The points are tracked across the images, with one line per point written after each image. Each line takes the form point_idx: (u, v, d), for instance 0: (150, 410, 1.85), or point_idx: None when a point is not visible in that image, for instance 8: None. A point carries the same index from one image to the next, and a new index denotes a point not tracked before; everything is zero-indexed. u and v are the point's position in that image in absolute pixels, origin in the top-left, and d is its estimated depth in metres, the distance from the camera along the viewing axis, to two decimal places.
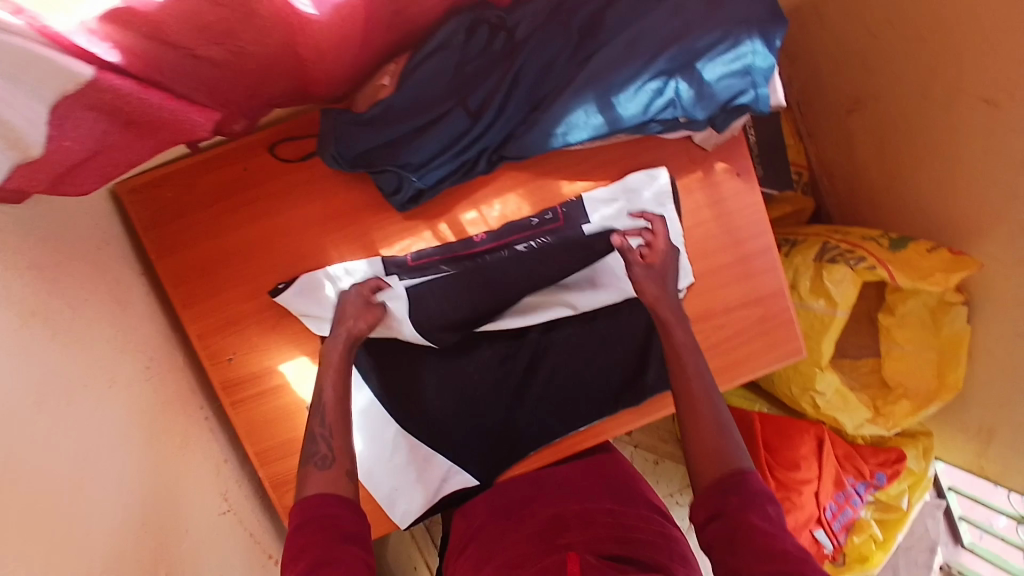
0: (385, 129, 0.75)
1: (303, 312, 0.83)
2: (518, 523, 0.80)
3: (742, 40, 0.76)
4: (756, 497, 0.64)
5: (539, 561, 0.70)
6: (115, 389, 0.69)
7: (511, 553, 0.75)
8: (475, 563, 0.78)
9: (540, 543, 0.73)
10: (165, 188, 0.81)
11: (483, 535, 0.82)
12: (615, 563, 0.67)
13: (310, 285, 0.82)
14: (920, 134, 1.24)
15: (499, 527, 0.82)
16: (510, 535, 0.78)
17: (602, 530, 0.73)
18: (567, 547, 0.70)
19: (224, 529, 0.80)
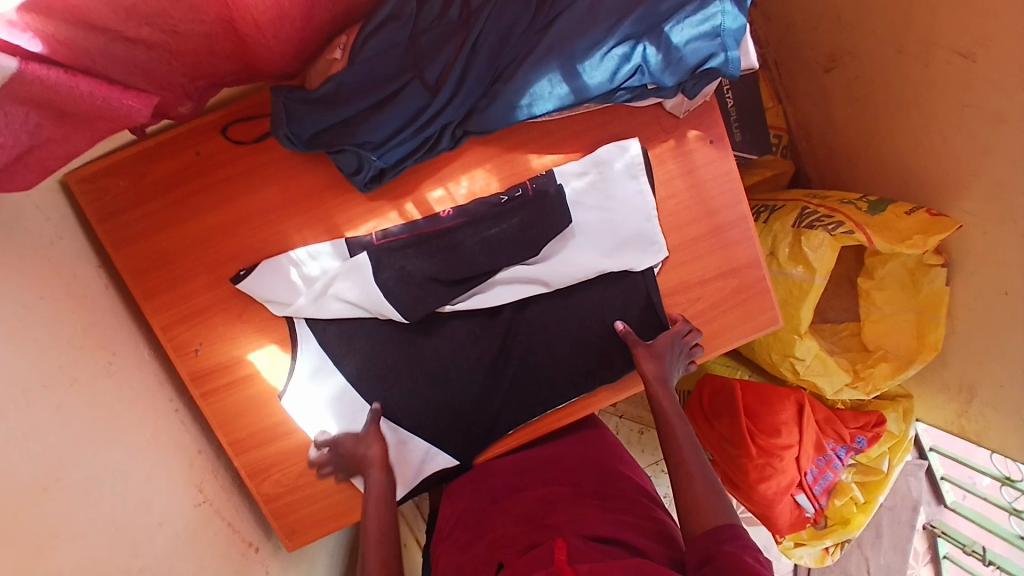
0: (340, 106, 0.72)
1: (267, 298, 0.81)
2: (504, 512, 0.79)
3: (709, 0, 0.73)
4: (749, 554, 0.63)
5: (520, 549, 0.69)
6: (76, 391, 0.67)
7: (495, 534, 0.75)
8: (459, 546, 0.79)
9: (524, 530, 0.73)
10: (117, 175, 0.78)
11: (469, 517, 0.83)
12: (602, 543, 0.66)
13: (273, 270, 0.80)
14: (894, 91, 1.24)
15: (483, 510, 0.83)
16: (495, 526, 0.78)
17: (589, 511, 0.74)
18: (555, 527, 0.70)
19: (203, 521, 0.79)
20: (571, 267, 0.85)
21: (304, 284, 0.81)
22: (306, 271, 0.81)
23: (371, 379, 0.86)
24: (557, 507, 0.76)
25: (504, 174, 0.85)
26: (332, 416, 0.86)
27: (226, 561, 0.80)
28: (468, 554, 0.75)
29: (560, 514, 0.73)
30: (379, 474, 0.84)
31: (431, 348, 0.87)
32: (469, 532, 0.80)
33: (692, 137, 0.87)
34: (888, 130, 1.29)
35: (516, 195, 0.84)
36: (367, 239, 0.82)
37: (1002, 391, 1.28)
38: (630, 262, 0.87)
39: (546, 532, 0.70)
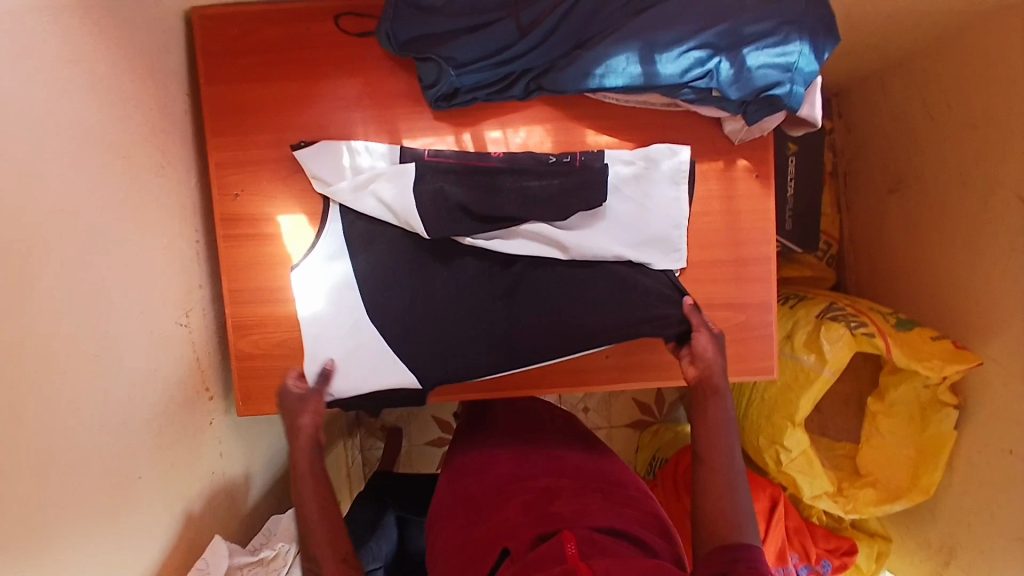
0: (439, 20, 0.79)
1: (315, 173, 0.87)
2: (508, 496, 0.83)
3: (790, 39, 0.79)
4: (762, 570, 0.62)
5: (528, 536, 0.72)
6: (122, 169, 0.74)
7: (500, 518, 0.78)
8: (463, 527, 0.83)
9: (530, 514, 0.77)
10: (232, 24, 0.87)
11: (473, 499, 0.88)
12: (609, 537, 0.71)
13: (329, 150, 0.86)
14: (952, 221, 1.26)
15: (488, 493, 0.86)
16: (499, 510, 0.81)
17: (593, 502, 0.78)
18: (561, 516, 0.74)
19: (175, 342, 0.83)
20: (593, 241, 0.88)
21: (350, 171, 0.86)
22: (356, 161, 0.87)
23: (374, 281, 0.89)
24: (560, 493, 0.81)
25: (559, 139, 0.90)
26: (327, 298, 0.88)
27: (179, 387, 0.84)
28: (473, 534, 0.79)
29: (565, 503, 0.77)
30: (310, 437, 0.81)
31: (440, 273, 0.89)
32: (473, 512, 0.84)
33: (741, 166, 0.91)
34: (934, 258, 1.31)
35: (565, 160, 0.87)
36: (418, 151, 0.87)
37: (982, 557, 1.21)
38: (647, 259, 0.89)
39: (554, 520, 0.73)
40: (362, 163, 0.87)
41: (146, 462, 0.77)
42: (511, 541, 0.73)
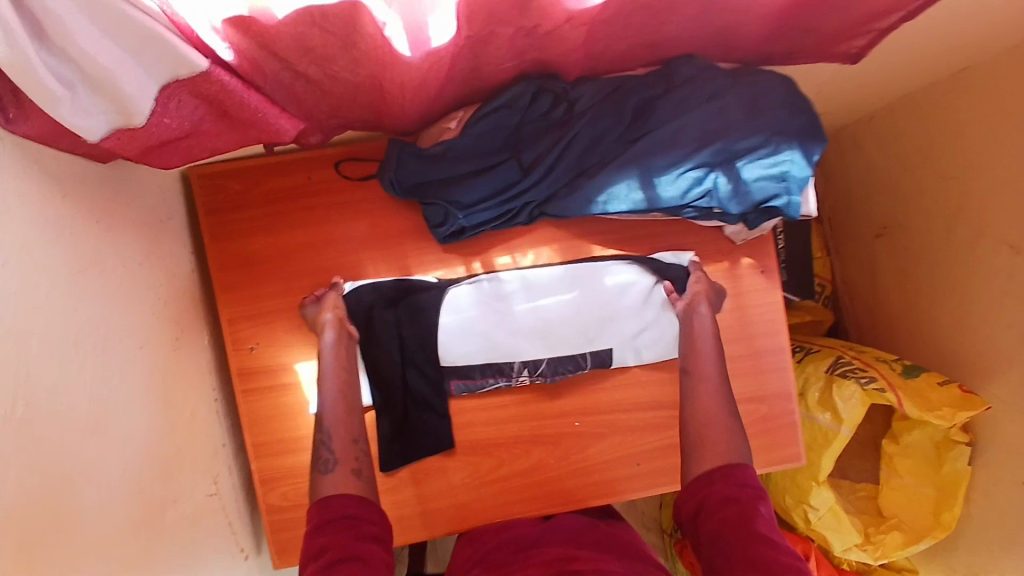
0: (446, 167, 0.81)
1: None
2: (524, 558, 0.79)
3: (780, 148, 0.81)
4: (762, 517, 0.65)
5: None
6: (145, 351, 0.73)
7: None
8: None
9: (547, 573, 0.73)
10: (233, 180, 0.87)
11: (490, 560, 0.83)
12: None
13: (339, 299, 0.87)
14: (943, 268, 1.28)
15: (504, 556, 0.82)
16: (514, 571, 0.77)
17: (615, 565, 0.74)
18: None
19: (209, 511, 0.81)
20: (608, 330, 0.90)
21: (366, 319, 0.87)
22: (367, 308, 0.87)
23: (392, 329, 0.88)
24: (580, 556, 0.77)
25: (567, 257, 0.91)
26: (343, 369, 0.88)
27: (217, 557, 0.81)
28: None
29: (584, 562, 0.74)
30: (335, 379, 0.77)
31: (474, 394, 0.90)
32: (489, 572, 0.80)
33: (744, 263, 0.93)
34: (928, 301, 1.34)
35: (579, 270, 0.90)
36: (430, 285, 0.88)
37: None
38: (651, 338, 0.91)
39: None
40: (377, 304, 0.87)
41: None
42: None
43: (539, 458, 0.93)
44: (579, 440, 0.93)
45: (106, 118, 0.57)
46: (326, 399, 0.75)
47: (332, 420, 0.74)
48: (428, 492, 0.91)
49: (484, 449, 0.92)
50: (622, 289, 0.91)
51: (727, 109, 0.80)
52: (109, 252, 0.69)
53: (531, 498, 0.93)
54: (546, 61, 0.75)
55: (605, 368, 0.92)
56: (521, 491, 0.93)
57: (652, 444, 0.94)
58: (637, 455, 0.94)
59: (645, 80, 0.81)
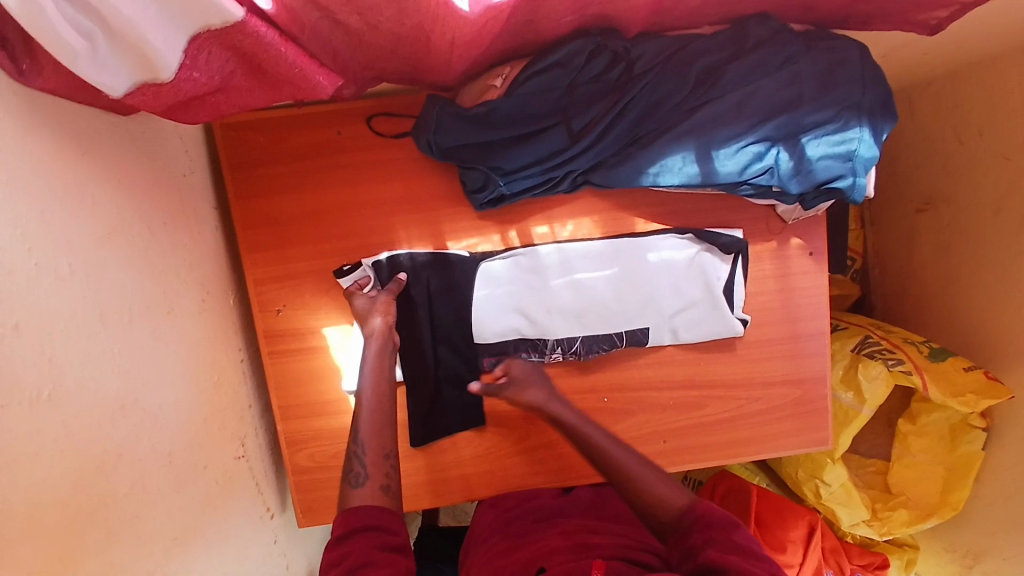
0: (487, 129, 0.75)
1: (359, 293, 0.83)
2: (547, 530, 0.87)
3: (850, 125, 0.76)
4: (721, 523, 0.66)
5: (565, 559, 0.77)
6: (172, 319, 0.70)
7: (539, 548, 0.82)
8: (503, 552, 0.86)
9: (569, 543, 0.81)
10: (258, 131, 0.81)
11: (514, 530, 0.90)
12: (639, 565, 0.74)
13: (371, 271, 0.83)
14: (986, 251, 1.23)
15: (527, 526, 0.90)
16: (540, 540, 0.84)
17: (633, 539, 0.81)
18: (598, 547, 0.78)
19: (238, 474, 0.80)
20: (647, 312, 0.87)
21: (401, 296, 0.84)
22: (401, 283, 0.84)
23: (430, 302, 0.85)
24: (599, 529, 0.84)
25: (609, 229, 0.87)
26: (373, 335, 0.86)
27: (246, 518, 0.81)
28: (511, 558, 0.83)
29: (602, 535, 0.81)
30: (374, 386, 0.76)
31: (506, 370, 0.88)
32: (513, 539, 0.88)
33: (794, 244, 0.89)
34: (965, 283, 1.29)
35: (622, 245, 0.86)
36: (465, 255, 0.84)
37: (1005, 564, 1.25)
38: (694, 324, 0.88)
39: (591, 550, 0.78)
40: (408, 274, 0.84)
41: None
42: (548, 564, 0.78)
43: None
44: (609, 417, 0.91)
45: (129, 73, 0.52)
46: (362, 409, 0.74)
47: (366, 432, 0.73)
48: (455, 460, 0.91)
49: (511, 421, 0.91)
50: (665, 271, 0.87)
51: (799, 77, 0.75)
52: (132, 214, 0.65)
53: (556, 469, 0.92)
54: (607, 16, 0.68)
55: (639, 347, 0.89)
56: (544, 463, 0.92)
57: (681, 423, 0.92)
58: (664, 432, 0.92)
59: (713, 42, 0.75)
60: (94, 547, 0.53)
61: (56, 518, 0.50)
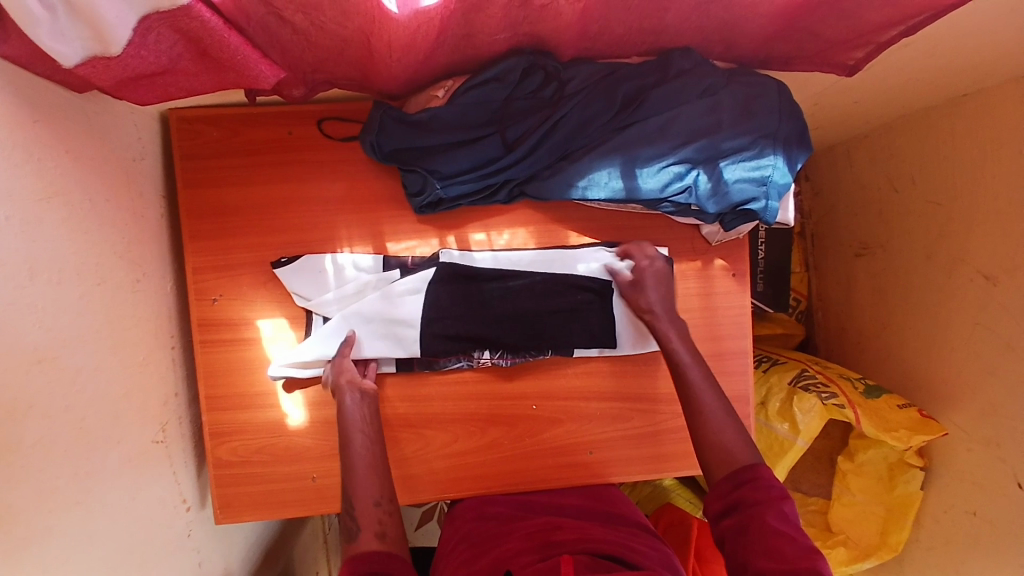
0: (427, 134, 0.80)
1: (296, 289, 0.86)
2: (510, 531, 0.82)
3: (764, 152, 0.82)
4: (771, 496, 0.67)
5: (530, 556, 0.74)
6: (101, 289, 0.71)
7: (502, 549, 0.78)
8: (463, 559, 0.82)
9: (534, 542, 0.77)
10: (212, 126, 0.86)
11: (473, 535, 0.86)
12: (609, 561, 0.71)
13: (311, 262, 0.86)
14: (917, 292, 1.29)
15: (490, 527, 0.86)
16: (501, 542, 0.80)
17: (596, 531, 0.79)
18: (562, 546, 0.75)
19: (153, 458, 0.79)
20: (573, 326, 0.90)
21: (343, 292, 0.86)
22: (340, 280, 0.87)
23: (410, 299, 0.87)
24: (564, 526, 0.81)
25: (542, 240, 0.90)
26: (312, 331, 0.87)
27: (156, 505, 0.79)
28: (477, 567, 0.77)
29: (567, 532, 0.79)
30: (363, 441, 0.79)
31: (569, 337, 0.89)
32: (475, 546, 0.82)
33: (719, 265, 0.93)
34: (899, 324, 1.35)
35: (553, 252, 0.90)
36: (402, 258, 0.88)
37: None
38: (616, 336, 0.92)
39: (555, 547, 0.75)
40: (350, 276, 0.87)
41: None
42: (514, 567, 0.73)
43: (493, 438, 0.93)
44: (535, 423, 0.93)
45: (82, 46, 0.56)
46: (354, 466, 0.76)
47: (358, 482, 0.74)
48: None
49: (439, 423, 0.92)
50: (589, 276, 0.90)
51: (717, 106, 0.82)
52: (74, 185, 0.67)
53: (482, 475, 0.93)
54: (540, 37, 0.74)
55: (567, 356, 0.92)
56: (470, 467, 0.93)
57: (604, 433, 0.94)
58: (591, 443, 0.94)
59: (639, 70, 0.82)
60: None
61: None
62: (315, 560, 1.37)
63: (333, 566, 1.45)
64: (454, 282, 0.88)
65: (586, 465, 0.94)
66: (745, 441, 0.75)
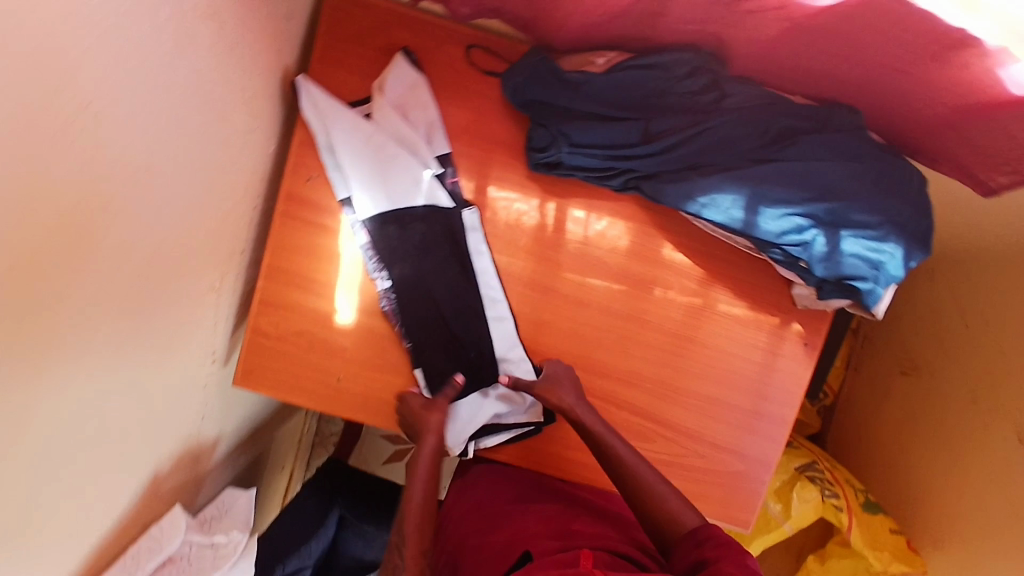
0: (572, 96, 0.78)
1: (387, 91, 0.83)
2: (521, 512, 0.89)
3: (889, 237, 0.80)
4: (732, 549, 0.70)
5: (547, 545, 0.79)
6: (218, 126, 0.70)
7: (519, 529, 0.85)
8: (477, 532, 0.90)
9: (547, 526, 0.84)
10: (366, 11, 0.85)
11: (485, 508, 0.94)
12: (618, 557, 0.76)
13: (415, 90, 0.84)
14: (951, 431, 1.21)
15: (502, 505, 0.93)
16: (514, 520, 0.88)
17: (605, 527, 0.84)
18: (573, 533, 0.81)
19: (200, 306, 0.78)
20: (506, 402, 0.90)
21: (400, 135, 0.84)
22: (411, 121, 0.84)
23: (421, 264, 0.86)
24: (579, 515, 0.87)
25: (637, 241, 0.89)
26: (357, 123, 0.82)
27: (189, 350, 0.79)
28: (490, 541, 0.86)
29: (583, 523, 0.84)
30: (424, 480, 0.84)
31: (443, 376, 0.88)
32: (487, 519, 0.91)
33: (794, 329, 0.91)
34: (919, 455, 1.27)
35: (620, 264, 0.89)
36: (472, 211, 0.86)
37: None
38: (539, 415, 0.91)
39: (571, 538, 0.80)
40: (437, 185, 0.85)
41: (136, 419, 0.71)
42: (532, 547, 0.80)
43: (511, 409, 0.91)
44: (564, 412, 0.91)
45: None
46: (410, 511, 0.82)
47: (412, 542, 0.80)
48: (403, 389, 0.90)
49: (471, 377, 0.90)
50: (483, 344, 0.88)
51: (860, 174, 0.79)
52: (231, 14, 0.66)
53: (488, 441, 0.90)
54: (722, 42, 0.73)
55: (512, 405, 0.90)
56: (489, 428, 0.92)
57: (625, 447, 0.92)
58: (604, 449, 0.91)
59: (799, 111, 0.79)
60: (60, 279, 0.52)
61: (45, 219, 0.48)
62: (287, 457, 1.37)
63: (297, 468, 1.45)
64: (448, 275, 0.86)
65: (594, 469, 0.93)
66: (688, 505, 0.81)
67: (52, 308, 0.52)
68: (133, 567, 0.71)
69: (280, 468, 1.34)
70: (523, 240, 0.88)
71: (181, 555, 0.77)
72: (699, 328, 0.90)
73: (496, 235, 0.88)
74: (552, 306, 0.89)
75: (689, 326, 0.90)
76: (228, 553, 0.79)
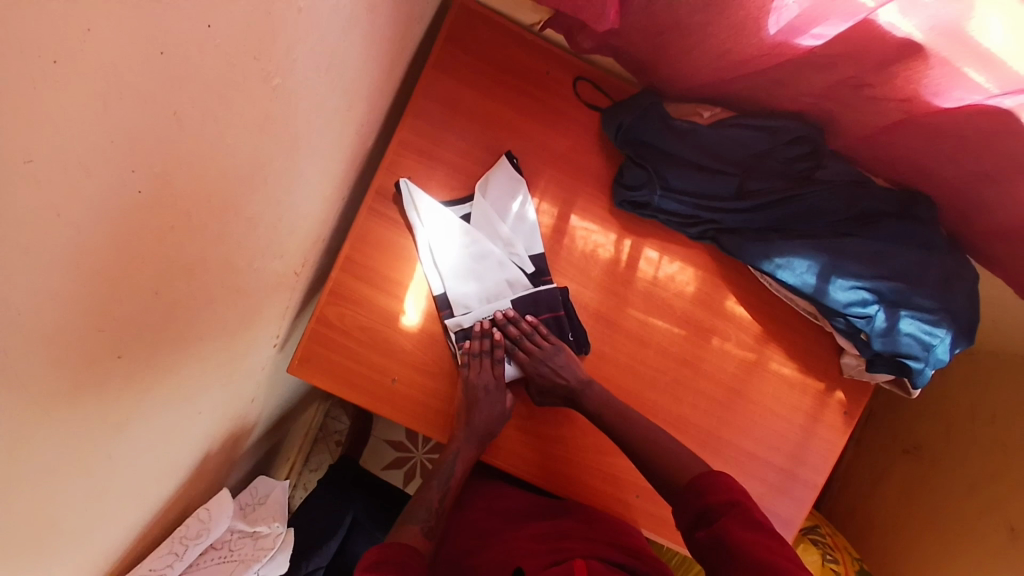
0: (675, 143, 0.84)
1: (490, 194, 0.87)
2: (518, 527, 0.88)
3: (943, 324, 0.84)
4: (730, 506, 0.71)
5: (539, 560, 0.77)
6: (348, 116, 0.71)
7: (514, 544, 0.83)
8: (476, 546, 0.89)
9: (544, 545, 0.81)
10: (488, 31, 0.91)
11: (492, 524, 0.92)
12: (611, 566, 0.74)
13: (513, 190, 0.88)
14: (943, 515, 1.22)
15: (511, 523, 0.90)
16: (513, 535, 0.86)
17: (602, 539, 0.81)
18: (565, 548, 0.78)
19: (286, 286, 0.77)
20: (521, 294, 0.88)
21: (495, 233, 0.87)
22: (507, 220, 0.88)
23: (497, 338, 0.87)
24: (573, 532, 0.83)
25: (703, 288, 0.92)
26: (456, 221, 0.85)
27: (266, 327, 0.77)
28: (486, 558, 0.84)
29: (576, 541, 0.80)
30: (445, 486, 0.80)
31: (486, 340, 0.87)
32: (488, 537, 0.90)
33: (836, 397, 0.94)
34: (912, 536, 1.27)
35: (687, 309, 0.91)
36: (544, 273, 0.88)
37: None
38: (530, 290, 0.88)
39: (563, 552, 0.77)
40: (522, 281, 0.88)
41: (210, 397, 0.68)
42: (524, 563, 0.78)
43: (560, 434, 0.89)
44: (604, 444, 0.90)
45: None
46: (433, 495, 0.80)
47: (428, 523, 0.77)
48: None
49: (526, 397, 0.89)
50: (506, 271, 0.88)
51: (927, 262, 0.84)
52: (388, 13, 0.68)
53: (533, 461, 0.88)
54: (828, 118, 0.78)
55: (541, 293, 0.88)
56: (518, 446, 0.88)
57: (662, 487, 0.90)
58: (641, 487, 0.90)
59: (881, 193, 0.84)
60: (196, 249, 0.49)
61: (209, 182, 0.46)
62: (292, 450, 1.33)
63: (296, 465, 1.35)
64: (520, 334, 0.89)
65: (624, 504, 0.89)
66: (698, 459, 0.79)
67: (183, 275, 0.49)
68: (183, 549, 0.69)
69: (284, 457, 1.29)
70: (595, 271, 0.89)
71: (223, 541, 0.77)
72: (749, 382, 0.92)
73: (570, 261, 0.89)
74: (614, 340, 0.89)
75: (741, 379, 0.92)
76: (268, 544, 0.79)
